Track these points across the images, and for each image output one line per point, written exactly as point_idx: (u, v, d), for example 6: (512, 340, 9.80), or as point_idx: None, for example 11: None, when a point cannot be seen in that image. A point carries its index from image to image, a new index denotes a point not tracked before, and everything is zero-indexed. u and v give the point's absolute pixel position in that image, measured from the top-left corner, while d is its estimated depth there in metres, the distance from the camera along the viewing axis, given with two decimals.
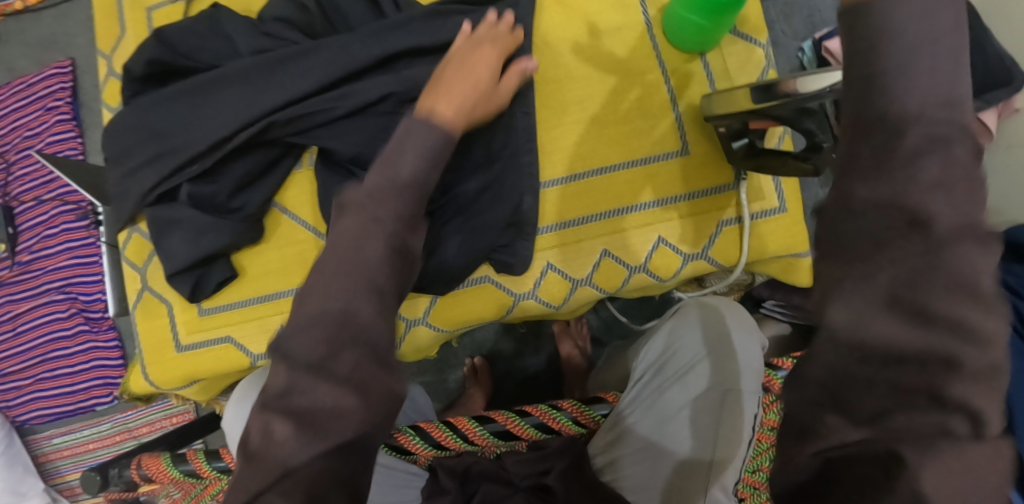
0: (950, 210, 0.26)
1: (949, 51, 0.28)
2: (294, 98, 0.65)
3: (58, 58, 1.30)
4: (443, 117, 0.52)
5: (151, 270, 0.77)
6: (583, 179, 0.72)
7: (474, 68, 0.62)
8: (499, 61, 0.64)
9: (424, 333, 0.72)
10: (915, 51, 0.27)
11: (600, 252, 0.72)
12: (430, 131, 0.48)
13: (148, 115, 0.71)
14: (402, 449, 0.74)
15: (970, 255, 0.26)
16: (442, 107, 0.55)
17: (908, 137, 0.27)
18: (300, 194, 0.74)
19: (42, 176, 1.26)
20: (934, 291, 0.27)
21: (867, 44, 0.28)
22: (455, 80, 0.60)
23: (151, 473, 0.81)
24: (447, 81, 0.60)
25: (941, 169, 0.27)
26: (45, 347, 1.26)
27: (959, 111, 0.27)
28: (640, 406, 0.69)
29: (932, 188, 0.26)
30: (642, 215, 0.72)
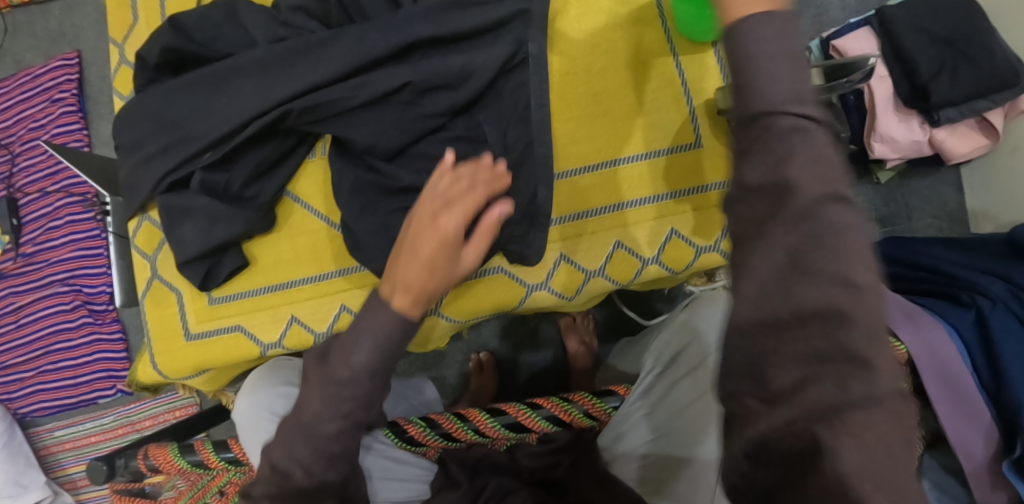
0: (812, 179, 0.37)
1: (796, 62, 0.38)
2: (310, 87, 0.65)
3: (65, 50, 1.30)
4: (406, 298, 0.57)
5: (160, 259, 0.77)
6: (596, 171, 0.73)
7: (439, 225, 0.58)
8: (465, 219, 0.59)
9: (437, 323, 0.74)
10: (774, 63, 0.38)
11: (612, 244, 0.72)
12: (425, 259, 0.58)
13: (162, 103, 0.71)
14: (411, 440, 0.73)
15: (838, 215, 0.36)
16: (401, 288, 0.57)
17: (779, 123, 0.38)
18: (312, 184, 0.74)
19: (47, 168, 1.25)
20: (815, 266, 0.36)
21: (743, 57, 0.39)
22: (413, 258, 0.57)
23: (158, 463, 0.80)
24: (409, 245, 0.59)
25: (805, 144, 0.37)
26: (48, 339, 1.26)
27: (810, 103, 0.38)
28: (651, 402, 0.71)
29: (797, 164, 0.37)
30: (654, 207, 0.72)
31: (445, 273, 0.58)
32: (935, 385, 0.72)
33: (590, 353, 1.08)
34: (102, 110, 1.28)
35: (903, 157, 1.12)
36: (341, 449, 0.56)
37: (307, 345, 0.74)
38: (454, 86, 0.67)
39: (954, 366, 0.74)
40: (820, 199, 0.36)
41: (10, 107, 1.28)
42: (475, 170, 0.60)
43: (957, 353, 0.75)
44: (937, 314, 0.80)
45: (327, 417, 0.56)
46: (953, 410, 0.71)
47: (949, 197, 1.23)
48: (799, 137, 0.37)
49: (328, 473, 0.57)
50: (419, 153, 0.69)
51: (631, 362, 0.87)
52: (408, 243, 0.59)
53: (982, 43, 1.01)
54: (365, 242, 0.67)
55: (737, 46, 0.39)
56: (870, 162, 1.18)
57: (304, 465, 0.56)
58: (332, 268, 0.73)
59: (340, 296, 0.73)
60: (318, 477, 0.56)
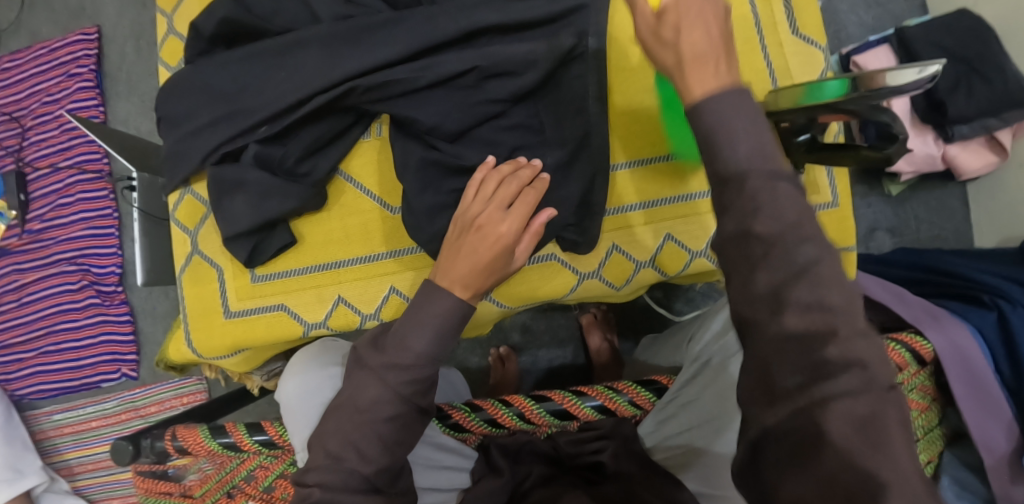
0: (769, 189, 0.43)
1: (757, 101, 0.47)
2: (377, 65, 0.66)
3: (85, 25, 1.28)
4: (462, 289, 0.59)
5: (202, 234, 0.75)
6: (650, 164, 0.73)
7: (495, 225, 0.60)
8: (521, 224, 0.61)
9: (488, 307, 0.75)
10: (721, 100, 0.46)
11: (663, 236, 0.74)
12: (485, 249, 0.60)
13: (215, 75, 0.70)
14: (455, 425, 0.74)
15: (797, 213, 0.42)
16: (457, 285, 0.59)
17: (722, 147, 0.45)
18: (366, 164, 0.74)
19: (60, 142, 1.23)
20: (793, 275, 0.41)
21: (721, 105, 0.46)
22: (471, 256, 0.60)
23: (186, 445, 0.77)
24: (465, 244, 0.60)
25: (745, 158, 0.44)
26: (51, 319, 1.22)
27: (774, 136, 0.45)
28: (684, 396, 0.72)
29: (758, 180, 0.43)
30: (675, 207, 0.73)
31: (501, 269, 0.61)
32: (961, 383, 0.75)
33: (613, 349, 1.07)
34: (120, 88, 1.26)
35: (917, 172, 1.15)
36: (397, 413, 0.56)
37: (352, 326, 0.73)
38: (518, 73, 0.67)
39: (979, 365, 0.76)
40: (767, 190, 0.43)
41: (24, 80, 1.26)
42: (516, 169, 0.64)
43: (981, 353, 0.78)
44: (961, 316, 0.82)
45: (392, 381, 0.56)
46: (977, 407, 0.75)
47: (955, 209, 1.25)
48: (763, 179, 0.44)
49: (386, 442, 0.56)
50: (481, 136, 0.70)
51: (665, 356, 0.88)
52: (464, 240, 0.61)
53: (994, 61, 1.03)
54: (425, 222, 0.68)
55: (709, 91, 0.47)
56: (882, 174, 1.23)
57: (361, 430, 0.55)
58: (382, 249, 0.73)
59: (390, 278, 0.73)
60: (374, 445, 0.55)
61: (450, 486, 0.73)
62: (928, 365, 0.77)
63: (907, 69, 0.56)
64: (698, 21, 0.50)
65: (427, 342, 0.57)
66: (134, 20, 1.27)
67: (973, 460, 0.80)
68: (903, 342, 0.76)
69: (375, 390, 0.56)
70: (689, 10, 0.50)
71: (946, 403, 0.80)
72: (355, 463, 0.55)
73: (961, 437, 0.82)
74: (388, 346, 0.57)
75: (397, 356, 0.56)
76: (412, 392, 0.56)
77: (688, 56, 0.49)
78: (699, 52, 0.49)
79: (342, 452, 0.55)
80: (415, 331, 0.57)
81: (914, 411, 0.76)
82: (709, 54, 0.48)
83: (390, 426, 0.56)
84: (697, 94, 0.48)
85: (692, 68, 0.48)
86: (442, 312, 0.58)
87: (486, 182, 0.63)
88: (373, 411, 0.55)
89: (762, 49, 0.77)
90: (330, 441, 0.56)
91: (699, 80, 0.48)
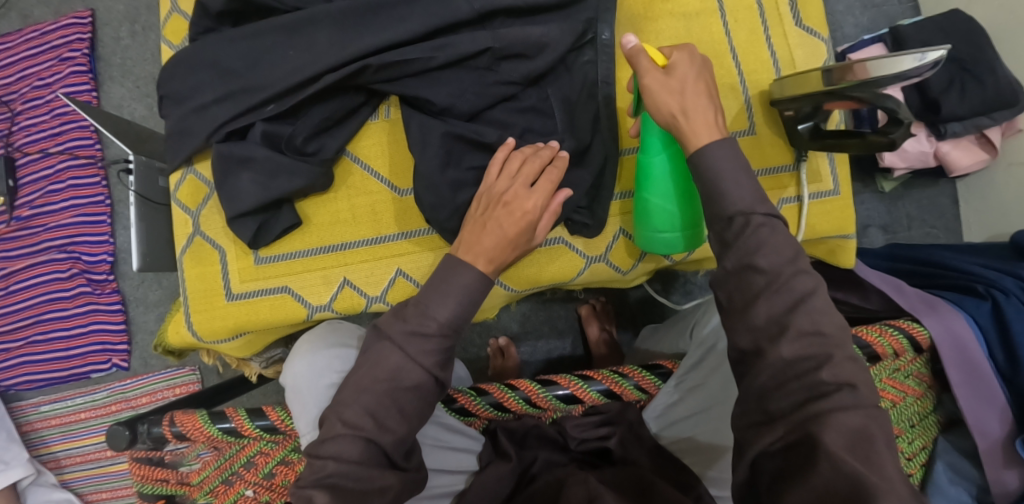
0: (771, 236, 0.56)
1: (732, 149, 0.60)
2: (388, 44, 0.67)
3: (78, 8, 1.26)
4: (484, 264, 0.63)
5: (204, 214, 0.74)
6: None
7: (521, 203, 0.64)
8: (544, 203, 0.65)
9: (497, 292, 0.75)
10: (719, 162, 0.59)
11: None
12: (512, 221, 0.64)
13: (222, 51, 0.69)
14: (461, 409, 0.75)
15: (763, 236, 0.56)
16: (481, 261, 0.63)
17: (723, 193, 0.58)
18: (373, 144, 0.74)
19: (51, 128, 1.21)
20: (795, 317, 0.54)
21: (712, 174, 0.59)
22: (497, 230, 0.63)
23: (185, 430, 0.75)
24: (489, 221, 0.64)
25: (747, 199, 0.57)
26: (39, 308, 1.19)
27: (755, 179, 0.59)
28: (682, 394, 0.75)
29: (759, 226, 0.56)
30: None
31: (523, 244, 0.65)
32: (956, 368, 0.77)
33: (612, 338, 1.07)
34: (114, 72, 1.24)
35: (909, 167, 1.16)
36: (417, 382, 0.59)
37: (358, 308, 0.74)
38: (530, 56, 0.68)
39: (974, 351, 0.78)
40: (759, 224, 0.56)
41: (14, 64, 1.23)
42: (537, 149, 0.67)
43: (976, 340, 0.79)
44: (957, 305, 0.83)
45: (413, 352, 0.59)
46: (971, 393, 0.77)
47: (945, 208, 1.27)
48: (766, 229, 0.56)
49: (405, 411, 0.59)
50: (493, 119, 0.71)
51: (668, 343, 0.88)
52: (491, 215, 0.64)
53: (988, 61, 1.04)
54: (448, 198, 0.69)
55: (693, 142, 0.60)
56: (876, 171, 1.25)
57: (379, 400, 0.58)
58: (395, 230, 0.73)
59: (398, 259, 0.73)
60: (393, 414, 0.58)
61: (460, 467, 0.74)
62: (924, 353, 0.79)
63: (896, 58, 0.58)
64: (694, 82, 0.62)
65: (450, 311, 0.61)
66: (129, 4, 1.26)
67: (966, 447, 0.81)
68: (901, 328, 0.78)
69: (397, 359, 0.59)
70: (687, 74, 0.63)
71: (941, 389, 0.82)
72: (372, 432, 0.57)
73: (957, 425, 0.83)
74: (410, 315, 0.61)
75: (420, 324, 0.60)
76: (434, 363, 0.60)
77: (690, 106, 0.61)
78: (699, 106, 0.61)
79: (359, 421, 0.58)
80: (436, 299, 0.61)
81: (911, 397, 0.78)
82: (703, 110, 0.61)
83: (409, 395, 0.59)
84: (698, 141, 0.60)
85: (695, 116, 0.60)
86: (466, 284, 0.62)
87: (510, 160, 0.67)
88: (395, 381, 0.59)
89: (767, 39, 0.78)
90: (347, 411, 0.58)
91: (697, 130, 0.60)
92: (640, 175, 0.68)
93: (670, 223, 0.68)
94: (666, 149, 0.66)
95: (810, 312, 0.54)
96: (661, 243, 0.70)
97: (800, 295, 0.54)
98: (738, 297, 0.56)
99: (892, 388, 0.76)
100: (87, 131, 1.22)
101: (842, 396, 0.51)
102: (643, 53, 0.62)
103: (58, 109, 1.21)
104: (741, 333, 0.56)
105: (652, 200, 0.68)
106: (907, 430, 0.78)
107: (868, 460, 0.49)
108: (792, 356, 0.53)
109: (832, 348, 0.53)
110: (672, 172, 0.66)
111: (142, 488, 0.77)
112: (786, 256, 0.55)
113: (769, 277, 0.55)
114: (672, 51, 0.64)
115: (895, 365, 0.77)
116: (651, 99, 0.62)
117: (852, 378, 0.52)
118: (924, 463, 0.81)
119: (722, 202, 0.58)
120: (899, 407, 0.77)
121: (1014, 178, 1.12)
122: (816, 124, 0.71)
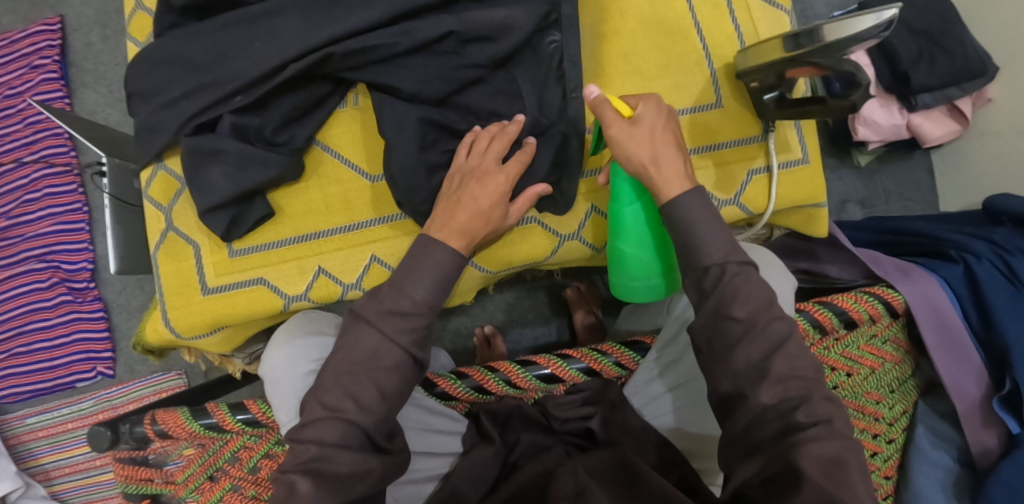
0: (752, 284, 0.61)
1: (703, 200, 0.64)
2: (353, 31, 0.66)
3: (47, 14, 1.25)
4: (457, 243, 0.64)
5: (176, 210, 0.74)
6: None
7: (492, 179, 0.65)
8: (514, 180, 0.67)
9: (473, 273, 0.75)
10: (692, 221, 0.63)
11: None
12: (484, 189, 0.65)
13: (187, 45, 0.69)
14: (442, 393, 0.75)
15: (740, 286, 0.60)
16: (454, 240, 0.64)
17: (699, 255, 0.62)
18: (344, 133, 0.74)
19: (25, 137, 1.20)
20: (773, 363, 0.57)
21: (685, 226, 0.63)
22: (471, 204, 0.65)
23: (168, 428, 0.74)
24: (458, 202, 0.65)
25: (726, 248, 0.62)
26: (21, 318, 1.19)
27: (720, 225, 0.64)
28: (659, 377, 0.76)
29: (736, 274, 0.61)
30: None
31: (496, 219, 0.66)
32: (932, 332, 0.78)
33: (597, 322, 1.07)
34: (86, 78, 1.24)
35: (883, 140, 1.16)
36: (396, 362, 0.60)
37: (334, 297, 0.74)
38: (495, 38, 0.68)
39: (949, 313, 0.79)
40: (735, 273, 0.61)
41: None
42: (503, 126, 0.69)
43: (950, 303, 0.80)
44: (930, 269, 0.84)
45: (389, 330, 0.60)
46: (948, 356, 0.78)
47: (921, 181, 1.29)
48: (741, 278, 0.61)
49: (386, 392, 0.60)
50: (461, 103, 0.71)
51: (647, 319, 0.89)
52: (465, 190, 0.65)
53: (954, 32, 1.04)
54: (422, 182, 0.69)
55: (656, 194, 0.64)
56: (850, 146, 1.24)
57: (360, 382, 0.59)
58: (372, 216, 0.74)
59: (373, 246, 0.74)
60: (373, 395, 0.59)
61: (444, 450, 0.74)
62: (900, 317, 0.80)
63: (854, 21, 0.58)
64: (661, 134, 0.65)
65: (426, 289, 0.62)
66: (99, 9, 1.25)
67: (946, 409, 0.82)
68: (876, 294, 0.78)
69: (375, 340, 0.60)
70: (652, 125, 0.65)
71: (918, 354, 0.83)
72: (354, 415, 0.58)
73: (936, 388, 0.84)
74: (385, 295, 0.62)
75: (396, 303, 0.61)
76: (410, 342, 0.61)
77: (660, 156, 0.64)
78: (667, 156, 0.64)
79: (341, 404, 0.58)
80: (412, 277, 0.62)
81: (888, 363, 0.79)
82: (672, 161, 0.64)
83: (389, 375, 0.60)
84: (671, 192, 0.63)
85: (664, 167, 0.64)
86: (440, 262, 0.63)
87: (477, 140, 0.68)
88: (372, 361, 0.60)
89: (730, 13, 0.78)
90: (327, 395, 0.59)
91: (668, 180, 0.64)
92: (613, 225, 0.70)
93: (645, 271, 0.70)
94: (639, 198, 0.68)
95: (788, 357, 0.58)
96: (639, 291, 0.71)
97: (776, 340, 0.59)
98: (718, 343, 0.60)
99: (864, 353, 0.77)
100: (62, 138, 1.21)
101: (817, 430, 0.54)
102: (608, 105, 0.64)
103: (31, 117, 1.21)
104: (721, 379, 0.59)
105: (626, 249, 0.69)
106: (887, 395, 0.80)
107: (842, 484, 0.51)
108: (771, 400, 0.56)
109: (811, 388, 0.57)
110: (646, 221, 0.68)
111: (127, 488, 0.77)
112: (760, 303, 0.60)
113: (745, 325, 0.59)
114: (637, 102, 0.66)
115: (871, 329, 0.78)
116: (621, 149, 0.64)
117: (827, 415, 0.55)
118: (906, 428, 0.82)
119: (699, 253, 0.62)
120: (877, 373, 0.78)
121: (987, 148, 1.13)
122: (782, 94, 0.71)
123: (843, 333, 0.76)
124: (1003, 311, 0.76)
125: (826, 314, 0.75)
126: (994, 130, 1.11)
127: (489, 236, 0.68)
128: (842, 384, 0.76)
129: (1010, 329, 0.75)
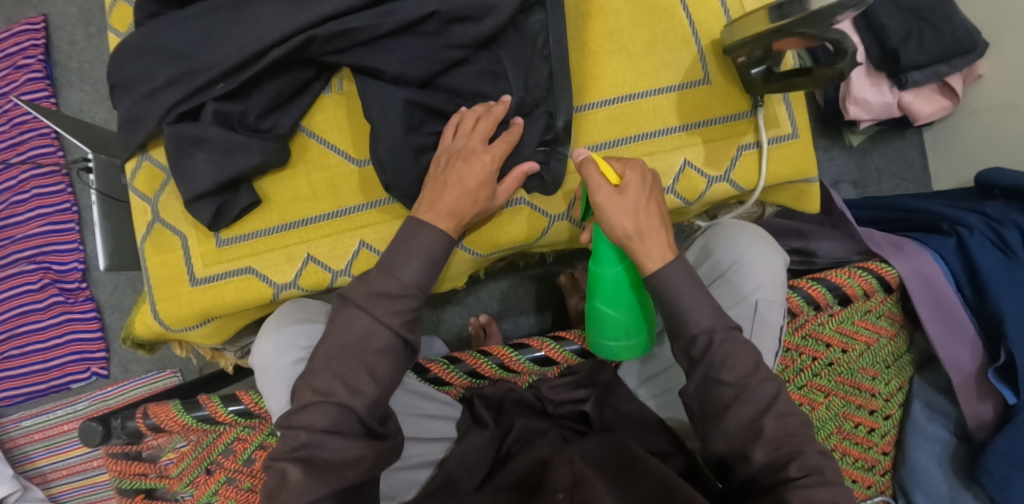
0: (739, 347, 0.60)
1: (686, 270, 0.62)
2: (334, 13, 0.66)
3: (29, 14, 1.24)
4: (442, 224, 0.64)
5: (162, 201, 0.73)
6: (639, 99, 0.75)
7: (475, 160, 0.66)
8: (500, 160, 0.67)
9: (462, 256, 0.75)
10: (677, 294, 0.61)
11: (681, 163, 0.76)
12: (470, 166, 0.65)
13: (167, 34, 0.68)
14: (435, 378, 0.74)
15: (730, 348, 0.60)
16: (442, 222, 0.64)
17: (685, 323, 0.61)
18: (328, 119, 0.74)
19: (11, 138, 1.19)
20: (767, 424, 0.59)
21: (669, 293, 0.61)
22: (457, 184, 0.65)
23: (160, 422, 0.73)
24: (443, 184, 0.65)
25: (710, 310, 0.61)
26: (13, 321, 1.18)
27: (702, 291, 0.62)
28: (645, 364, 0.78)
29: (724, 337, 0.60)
30: (669, 139, 0.75)
31: (484, 198, 0.67)
32: (926, 305, 0.76)
33: None
34: (72, 77, 1.23)
35: (874, 119, 1.15)
36: (386, 345, 0.60)
37: (323, 284, 0.74)
38: (478, 18, 0.68)
39: (941, 285, 0.78)
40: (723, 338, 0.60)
41: None
42: (489, 108, 0.69)
43: (943, 276, 0.79)
44: (922, 243, 0.83)
45: (379, 313, 0.60)
46: (942, 328, 0.77)
47: (913, 159, 1.28)
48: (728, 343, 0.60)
49: (376, 374, 0.59)
50: (446, 84, 0.71)
51: None
52: (450, 171, 0.66)
53: (944, 9, 1.03)
54: (410, 164, 0.69)
55: (636, 259, 0.62)
56: (842, 126, 1.23)
57: (349, 365, 0.59)
58: (360, 202, 0.73)
59: (361, 232, 0.73)
60: (365, 379, 0.59)
61: (437, 436, 0.74)
62: (895, 292, 0.78)
63: None
64: (647, 204, 0.62)
65: (414, 271, 0.62)
66: (82, 7, 1.24)
67: (941, 382, 0.81)
68: (870, 269, 0.76)
69: (365, 322, 0.60)
70: (638, 196, 0.62)
71: (914, 328, 0.82)
72: (345, 397, 0.58)
73: (931, 362, 0.83)
74: (373, 277, 0.61)
75: (385, 285, 0.61)
76: (400, 323, 0.60)
77: (645, 228, 0.61)
78: (651, 228, 0.61)
79: (331, 388, 0.58)
80: (400, 259, 0.62)
81: (883, 338, 0.78)
82: (656, 232, 0.62)
83: (380, 358, 0.59)
84: (654, 265, 0.61)
85: (649, 240, 0.61)
86: (428, 243, 0.63)
87: (463, 121, 0.68)
88: (363, 344, 0.59)
89: None
90: (317, 380, 0.59)
91: (651, 253, 0.61)
92: (593, 284, 0.67)
93: (623, 333, 0.66)
94: (621, 261, 0.65)
95: (779, 416, 0.59)
96: (613, 353, 0.68)
97: (766, 401, 0.60)
98: (710, 407, 0.61)
99: (861, 328, 0.76)
100: (49, 138, 1.20)
101: (811, 479, 0.56)
102: (597, 171, 0.62)
103: (17, 118, 1.20)
104: (717, 441, 0.61)
105: (603, 309, 0.66)
106: (882, 371, 0.79)
107: None
108: (767, 461, 0.58)
109: (804, 443, 0.58)
110: (627, 283, 0.65)
111: (120, 483, 0.77)
112: (748, 367, 0.60)
113: (736, 390, 0.60)
114: (624, 169, 0.64)
115: (867, 305, 0.76)
116: (605, 219, 0.61)
117: (819, 465, 0.57)
118: (902, 404, 0.82)
119: (685, 321, 0.61)
120: (872, 349, 0.77)
121: (978, 125, 1.13)
122: (769, 67, 0.71)
123: (837, 308, 0.75)
124: (996, 281, 0.76)
125: (820, 290, 0.73)
126: (985, 106, 1.11)
127: (478, 216, 0.68)
128: (837, 361, 0.76)
129: (1005, 299, 0.74)
